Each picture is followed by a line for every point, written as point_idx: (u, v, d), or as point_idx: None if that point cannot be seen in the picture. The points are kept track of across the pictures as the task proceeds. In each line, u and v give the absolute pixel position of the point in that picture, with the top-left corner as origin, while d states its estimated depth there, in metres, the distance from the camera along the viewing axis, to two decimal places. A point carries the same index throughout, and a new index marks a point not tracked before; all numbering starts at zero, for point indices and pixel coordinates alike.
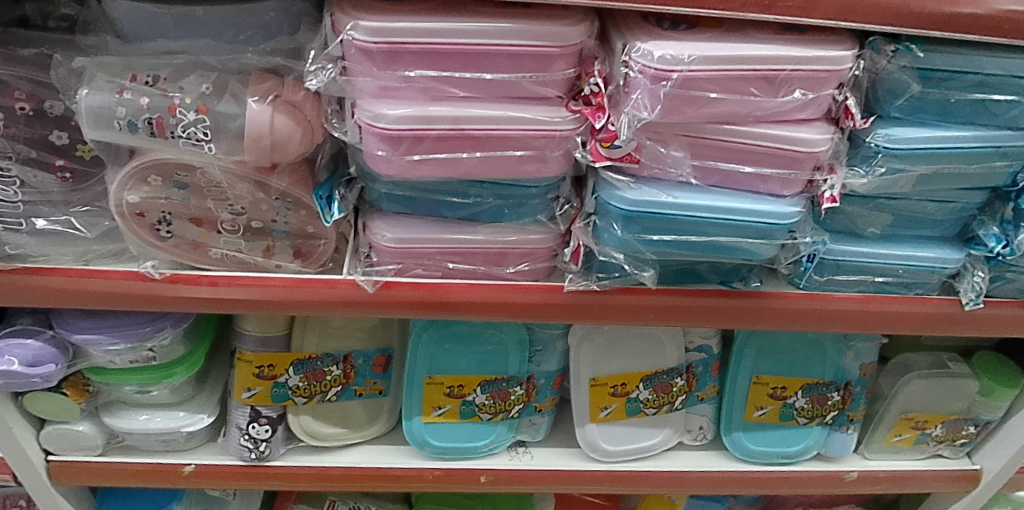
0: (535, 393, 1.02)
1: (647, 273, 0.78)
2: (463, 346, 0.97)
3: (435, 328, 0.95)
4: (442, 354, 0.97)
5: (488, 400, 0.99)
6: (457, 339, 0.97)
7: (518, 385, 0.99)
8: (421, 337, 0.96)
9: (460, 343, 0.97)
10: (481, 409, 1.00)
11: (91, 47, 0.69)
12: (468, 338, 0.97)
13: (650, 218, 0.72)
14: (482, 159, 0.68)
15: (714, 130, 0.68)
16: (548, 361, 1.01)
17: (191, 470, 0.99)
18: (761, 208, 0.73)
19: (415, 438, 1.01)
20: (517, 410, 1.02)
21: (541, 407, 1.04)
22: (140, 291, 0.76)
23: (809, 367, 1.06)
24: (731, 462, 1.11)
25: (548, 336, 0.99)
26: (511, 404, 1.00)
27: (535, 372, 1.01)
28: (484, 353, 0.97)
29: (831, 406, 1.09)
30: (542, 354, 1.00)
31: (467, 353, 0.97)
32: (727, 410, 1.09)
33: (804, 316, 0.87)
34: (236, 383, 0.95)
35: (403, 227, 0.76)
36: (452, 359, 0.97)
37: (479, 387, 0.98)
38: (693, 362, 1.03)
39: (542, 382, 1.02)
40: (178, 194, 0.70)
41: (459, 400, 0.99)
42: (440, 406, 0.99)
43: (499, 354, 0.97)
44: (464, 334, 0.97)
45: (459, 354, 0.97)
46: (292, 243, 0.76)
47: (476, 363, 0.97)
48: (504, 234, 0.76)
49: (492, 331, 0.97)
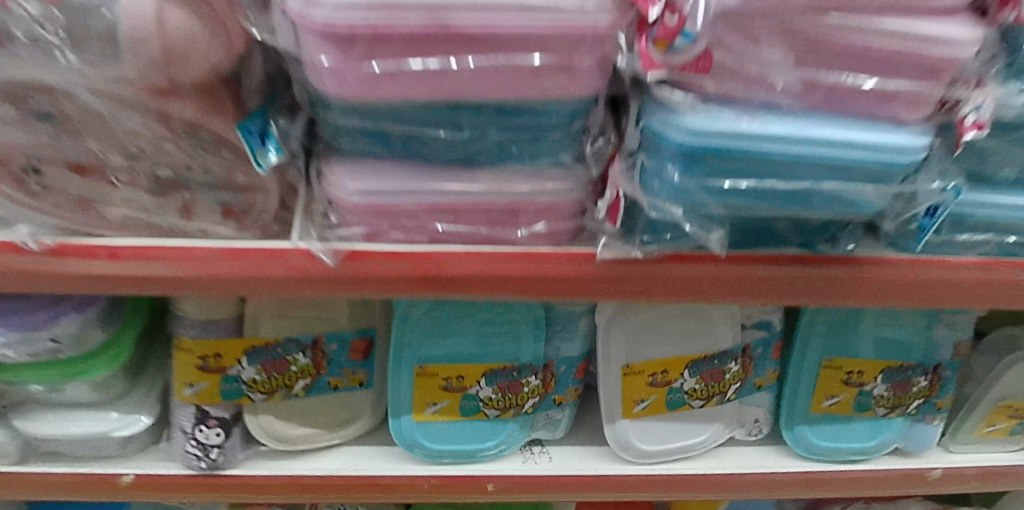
0: (553, 385, 0.82)
1: (714, 234, 0.55)
2: (461, 329, 0.76)
3: (426, 307, 0.75)
4: (437, 339, 0.76)
5: (495, 394, 0.79)
6: (454, 319, 0.76)
7: (532, 376, 0.79)
8: (408, 317, 0.75)
9: (458, 325, 0.76)
10: (487, 404, 0.80)
11: None
12: (469, 318, 0.76)
13: (722, 157, 0.50)
14: (476, 71, 0.46)
15: (821, 24, 0.46)
16: (569, 345, 0.80)
17: (128, 482, 0.80)
18: (878, 139, 0.51)
19: (403, 439, 0.82)
20: (532, 405, 0.81)
21: (560, 400, 0.84)
22: (13, 267, 0.55)
23: (895, 347, 0.85)
24: (792, 462, 0.91)
25: (568, 313, 0.78)
26: (523, 398, 0.80)
27: (553, 359, 0.80)
28: (489, 337, 0.77)
29: (915, 394, 0.88)
30: (562, 336, 0.79)
31: (467, 336, 0.76)
32: (789, 400, 0.88)
33: (915, 289, 0.64)
34: (176, 376, 0.76)
35: (370, 175, 0.54)
36: (448, 346, 0.76)
37: (482, 380, 0.78)
38: (750, 344, 0.83)
39: (561, 371, 0.81)
40: (42, 130, 0.49)
41: (459, 394, 0.79)
42: (434, 401, 0.79)
43: (509, 337, 0.77)
44: (464, 314, 0.76)
45: (457, 337, 0.76)
46: (217, 198, 0.55)
47: (479, 349, 0.77)
48: (511, 182, 0.54)
49: (498, 309, 0.76)
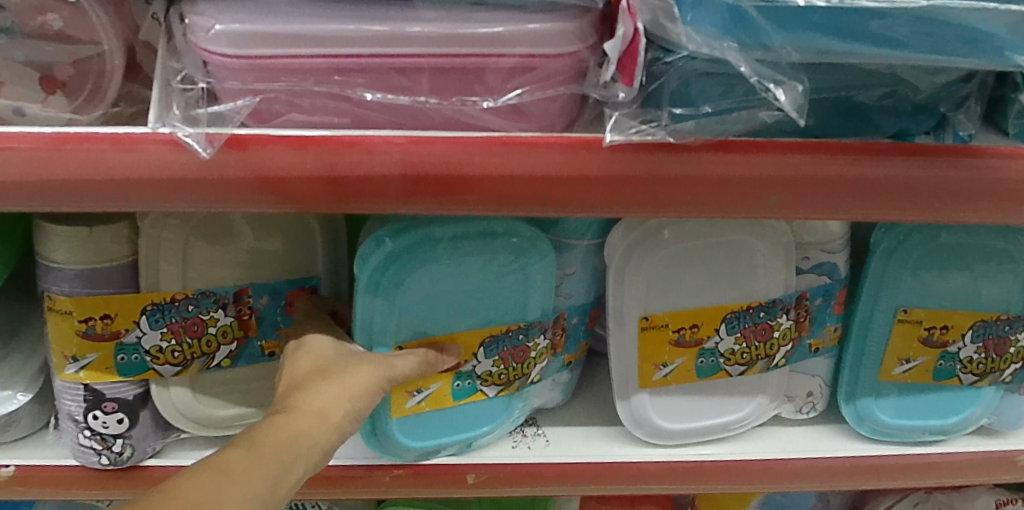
0: (562, 344, 0.64)
1: (788, 91, 0.36)
2: (456, 285, 0.55)
3: (415, 251, 0.53)
4: (417, 297, 0.55)
5: (496, 366, 0.60)
6: (445, 269, 0.55)
7: (542, 334, 0.60)
8: (388, 267, 0.53)
9: (452, 278, 0.55)
10: (485, 381, 0.60)
11: None
12: (468, 268, 0.56)
13: None
14: None
15: None
16: (578, 291, 0.62)
17: (6, 477, 0.60)
18: None
19: (386, 448, 0.61)
20: (538, 372, 0.63)
21: (568, 359, 0.66)
22: None
23: (990, 293, 0.65)
24: (856, 444, 0.72)
25: (582, 250, 0.61)
26: (530, 365, 0.61)
27: (564, 310, 0.62)
28: (488, 296, 0.57)
29: (1012, 357, 0.68)
30: (571, 282, 0.61)
31: (459, 294, 0.56)
32: (851, 366, 0.70)
33: None
34: (53, 345, 0.56)
35: (253, 10, 0.36)
36: (429, 308, 0.56)
37: (480, 351, 0.58)
38: (807, 293, 0.64)
39: (574, 322, 0.64)
40: None
41: (451, 372, 0.59)
42: (419, 387, 0.59)
43: (512, 291, 0.57)
44: (461, 264, 0.55)
45: (447, 292, 0.56)
46: (25, 57, 0.36)
47: (472, 313, 0.57)
48: (468, 21, 0.36)
49: (513, 253, 0.56)
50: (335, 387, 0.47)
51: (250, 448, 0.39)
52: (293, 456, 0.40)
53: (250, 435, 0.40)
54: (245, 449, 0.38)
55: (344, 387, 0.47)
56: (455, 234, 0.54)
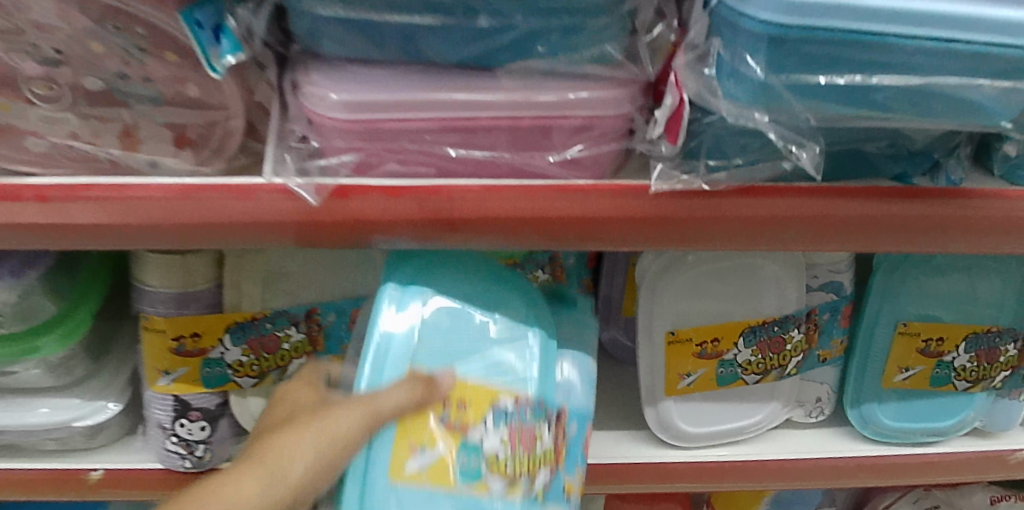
0: (564, 457, 0.50)
1: (808, 151, 0.43)
2: (470, 320, 0.50)
3: (439, 270, 0.51)
4: (451, 318, 0.49)
5: (504, 447, 0.46)
6: (464, 300, 0.51)
7: (546, 425, 0.48)
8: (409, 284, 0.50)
9: (467, 311, 0.50)
10: (491, 466, 0.46)
11: None
12: (477, 314, 0.50)
13: (828, 43, 0.37)
14: None
15: None
16: (574, 392, 0.54)
17: (97, 480, 0.69)
18: None
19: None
20: (539, 488, 0.47)
21: (568, 490, 0.50)
22: None
23: (981, 308, 0.72)
24: (862, 445, 0.78)
25: (579, 341, 0.57)
26: (533, 464, 0.47)
27: (563, 410, 0.51)
28: (490, 355, 0.49)
29: (1001, 365, 0.75)
30: (569, 368, 0.55)
31: (467, 334, 0.49)
32: (856, 374, 0.76)
33: None
34: (148, 361, 0.63)
35: (359, 82, 0.42)
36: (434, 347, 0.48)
37: (488, 416, 0.46)
38: (816, 308, 0.71)
39: (574, 432, 0.52)
40: None
41: (457, 438, 0.45)
42: (422, 445, 0.45)
43: (516, 358, 0.49)
44: (477, 299, 0.51)
45: (457, 330, 0.49)
46: (166, 119, 0.43)
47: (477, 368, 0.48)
48: (540, 90, 0.42)
49: (527, 308, 0.52)
50: (301, 437, 0.42)
51: None
52: None
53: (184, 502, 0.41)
54: None
55: (313, 435, 0.42)
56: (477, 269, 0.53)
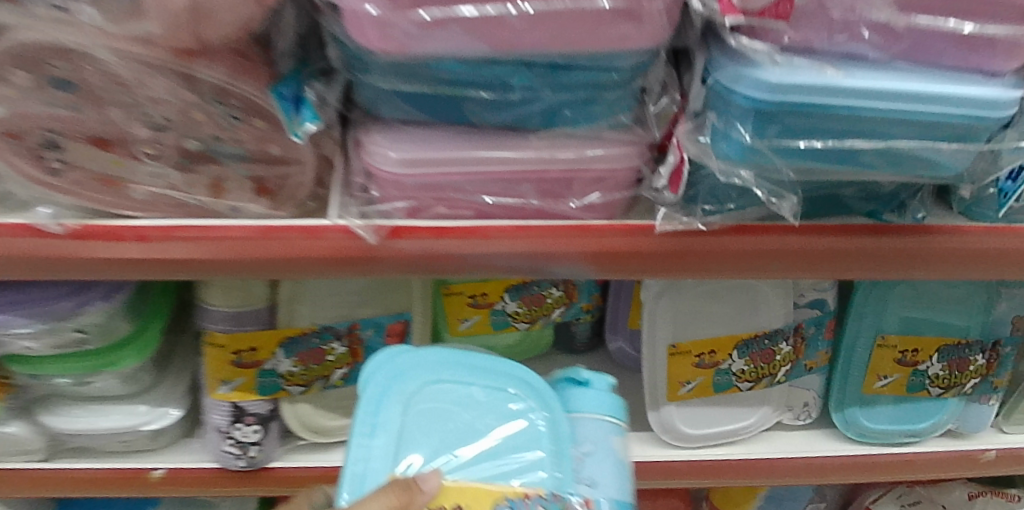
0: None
1: (786, 202, 0.51)
2: (459, 423, 0.47)
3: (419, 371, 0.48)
4: (424, 415, 0.46)
5: (521, 308, 0.78)
6: (443, 398, 0.48)
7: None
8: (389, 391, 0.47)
9: (452, 413, 0.47)
10: (515, 319, 0.78)
11: None
12: (457, 410, 0.47)
13: (799, 114, 0.45)
14: (535, 17, 0.40)
15: None
16: (607, 483, 0.46)
17: (159, 478, 0.78)
18: (971, 95, 0.46)
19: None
20: None
21: None
22: (42, 253, 0.52)
23: (953, 323, 0.80)
24: (845, 445, 0.87)
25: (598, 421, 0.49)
26: None
27: (588, 500, 0.45)
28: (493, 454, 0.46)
29: (971, 373, 0.83)
30: (589, 462, 0.47)
31: (457, 439, 0.46)
32: (839, 381, 0.85)
33: (990, 260, 0.60)
34: (209, 373, 0.72)
35: (412, 142, 0.50)
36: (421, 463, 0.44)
37: None
38: (803, 322, 0.79)
39: None
40: (62, 99, 0.45)
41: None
42: None
43: (516, 448, 0.46)
44: (465, 399, 0.48)
45: (440, 432, 0.46)
46: (249, 173, 0.51)
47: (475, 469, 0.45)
48: (566, 148, 0.51)
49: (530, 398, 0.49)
50: None
51: None
52: None
53: None
54: None
55: None
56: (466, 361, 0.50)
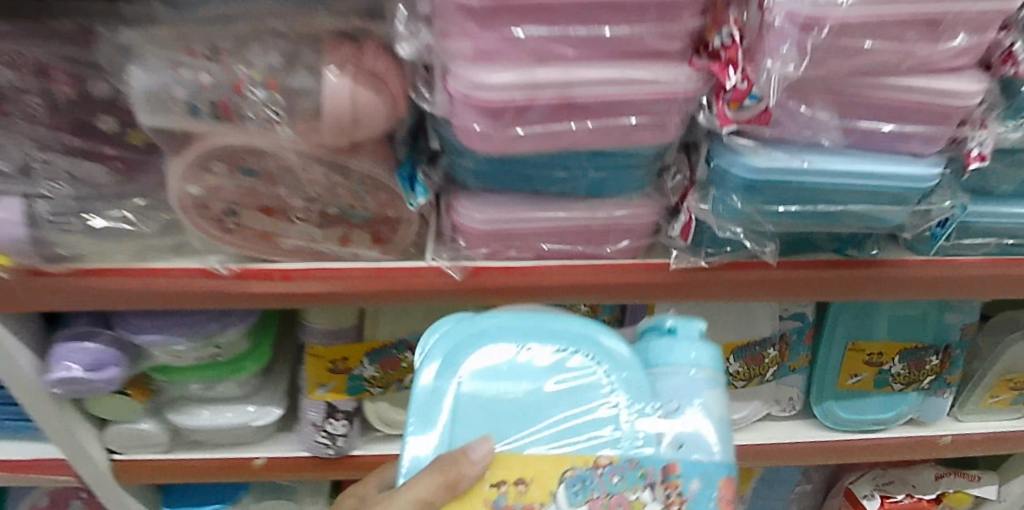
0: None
1: (769, 247, 0.70)
2: (520, 388, 0.53)
3: (478, 336, 0.55)
4: (490, 387, 0.53)
5: None
6: (509, 367, 0.53)
7: (646, 489, 0.49)
8: (450, 357, 0.54)
9: (513, 377, 0.53)
10: None
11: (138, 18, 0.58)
12: (522, 380, 0.53)
13: (777, 188, 0.63)
14: (593, 129, 0.58)
15: (864, 84, 0.58)
16: (690, 441, 0.50)
17: (262, 464, 0.96)
18: (901, 172, 0.63)
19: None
20: None
21: None
22: (212, 289, 0.70)
23: (913, 331, 0.97)
24: (822, 432, 1.05)
25: (682, 378, 0.52)
26: None
27: (671, 465, 0.49)
28: (558, 416, 0.52)
29: (928, 371, 1.00)
30: (669, 426, 0.50)
31: (523, 411, 0.52)
32: (819, 380, 1.02)
33: (925, 285, 0.78)
34: (310, 378, 0.89)
35: (492, 206, 0.67)
36: (482, 424, 0.52)
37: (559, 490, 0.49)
38: (787, 331, 0.96)
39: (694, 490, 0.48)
40: (246, 182, 0.62)
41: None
42: None
43: (582, 416, 0.52)
44: (524, 361, 0.54)
45: (504, 401, 0.52)
46: (370, 229, 0.69)
47: (535, 432, 0.51)
48: (606, 209, 0.68)
49: (601, 357, 0.54)
50: None
51: None
52: None
53: None
54: None
55: None
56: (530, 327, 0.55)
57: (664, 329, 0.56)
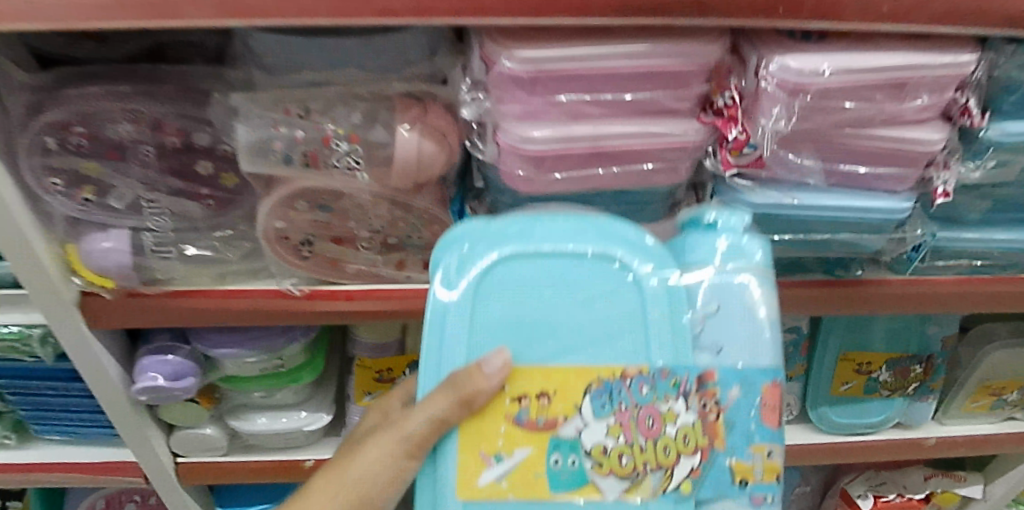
0: (721, 433, 0.58)
1: None
2: (549, 287, 0.60)
3: (519, 248, 0.60)
4: (519, 286, 0.60)
5: None
6: (543, 268, 0.60)
7: (678, 398, 0.57)
8: (489, 266, 0.60)
9: (544, 278, 0.60)
10: (599, 470, 0.57)
11: (239, 82, 0.70)
12: (554, 271, 0.60)
13: (769, 219, 0.76)
14: (617, 173, 0.70)
15: (843, 133, 0.70)
16: (724, 338, 0.59)
17: (311, 465, 1.06)
18: (877, 206, 0.75)
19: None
20: (688, 478, 0.57)
21: (738, 472, 0.58)
22: (284, 309, 0.80)
23: (898, 342, 1.06)
24: (817, 434, 1.16)
25: (720, 285, 0.60)
26: (660, 452, 0.57)
27: (710, 372, 0.58)
28: (587, 312, 0.60)
29: (913, 378, 1.10)
30: (702, 328, 0.59)
31: (557, 301, 0.60)
32: (813, 387, 1.13)
33: (906, 300, 0.88)
34: (358, 387, 1.00)
35: None
36: (522, 325, 0.59)
37: (583, 406, 0.58)
38: (783, 343, 1.07)
39: (735, 396, 0.58)
40: (323, 216, 0.73)
41: (548, 436, 0.58)
42: (500, 455, 0.58)
43: (610, 306, 0.60)
44: (554, 262, 0.60)
45: (530, 292, 0.60)
46: (422, 256, 0.80)
47: (564, 331, 0.59)
48: None
49: (638, 258, 0.60)
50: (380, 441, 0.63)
51: (316, 480, 0.66)
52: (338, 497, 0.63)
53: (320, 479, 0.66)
54: (315, 478, 0.66)
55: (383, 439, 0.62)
56: (568, 236, 0.61)
57: (705, 226, 0.63)
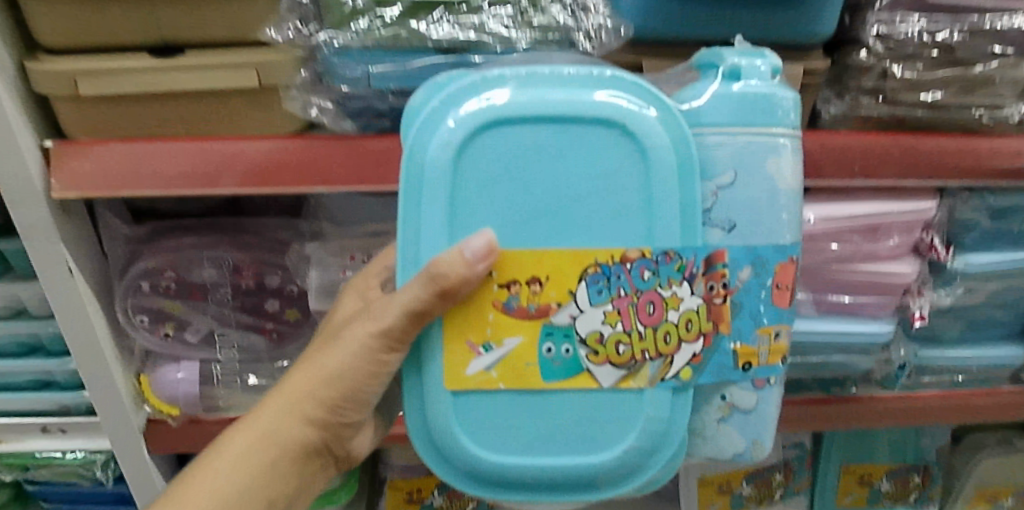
0: (727, 319, 0.55)
1: None
2: (540, 141, 0.52)
3: (504, 108, 0.52)
4: (505, 148, 0.52)
5: None
6: (531, 130, 0.52)
7: (683, 284, 0.53)
8: (471, 129, 0.52)
9: (533, 136, 0.52)
10: (596, 357, 0.54)
11: (312, 233, 0.81)
12: (545, 134, 0.52)
13: None
14: None
15: (831, 269, 0.81)
16: (739, 211, 0.53)
17: None
18: (864, 330, 0.85)
19: (435, 429, 0.56)
20: (687, 364, 0.55)
21: (741, 357, 0.56)
22: None
23: (893, 452, 1.15)
24: None
25: (742, 150, 0.53)
26: (660, 337, 0.54)
27: (718, 251, 0.53)
28: (582, 174, 0.53)
29: (913, 487, 1.16)
30: (716, 196, 0.53)
31: (549, 168, 0.53)
32: (821, 500, 1.17)
33: (899, 413, 0.96)
34: None
35: None
36: (510, 193, 0.53)
37: (579, 288, 0.53)
38: (790, 458, 1.14)
39: (745, 278, 0.54)
40: None
41: (539, 325, 0.53)
42: (489, 345, 0.54)
43: (609, 172, 0.53)
44: (545, 117, 0.52)
45: (516, 155, 0.53)
46: None
47: (554, 202, 0.53)
48: None
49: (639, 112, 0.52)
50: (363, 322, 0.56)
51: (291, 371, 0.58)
52: (310, 392, 0.57)
53: (297, 371, 0.58)
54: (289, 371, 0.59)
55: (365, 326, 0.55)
56: (562, 88, 0.52)
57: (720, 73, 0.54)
